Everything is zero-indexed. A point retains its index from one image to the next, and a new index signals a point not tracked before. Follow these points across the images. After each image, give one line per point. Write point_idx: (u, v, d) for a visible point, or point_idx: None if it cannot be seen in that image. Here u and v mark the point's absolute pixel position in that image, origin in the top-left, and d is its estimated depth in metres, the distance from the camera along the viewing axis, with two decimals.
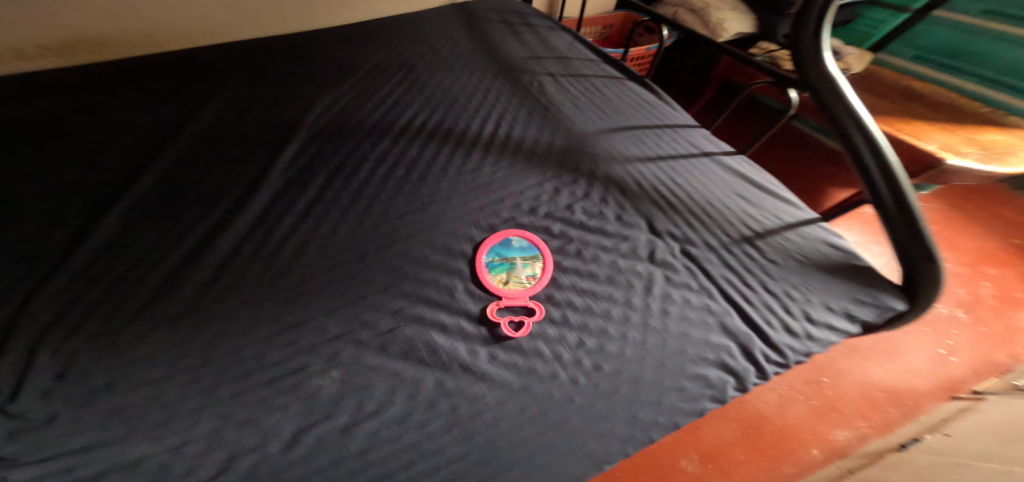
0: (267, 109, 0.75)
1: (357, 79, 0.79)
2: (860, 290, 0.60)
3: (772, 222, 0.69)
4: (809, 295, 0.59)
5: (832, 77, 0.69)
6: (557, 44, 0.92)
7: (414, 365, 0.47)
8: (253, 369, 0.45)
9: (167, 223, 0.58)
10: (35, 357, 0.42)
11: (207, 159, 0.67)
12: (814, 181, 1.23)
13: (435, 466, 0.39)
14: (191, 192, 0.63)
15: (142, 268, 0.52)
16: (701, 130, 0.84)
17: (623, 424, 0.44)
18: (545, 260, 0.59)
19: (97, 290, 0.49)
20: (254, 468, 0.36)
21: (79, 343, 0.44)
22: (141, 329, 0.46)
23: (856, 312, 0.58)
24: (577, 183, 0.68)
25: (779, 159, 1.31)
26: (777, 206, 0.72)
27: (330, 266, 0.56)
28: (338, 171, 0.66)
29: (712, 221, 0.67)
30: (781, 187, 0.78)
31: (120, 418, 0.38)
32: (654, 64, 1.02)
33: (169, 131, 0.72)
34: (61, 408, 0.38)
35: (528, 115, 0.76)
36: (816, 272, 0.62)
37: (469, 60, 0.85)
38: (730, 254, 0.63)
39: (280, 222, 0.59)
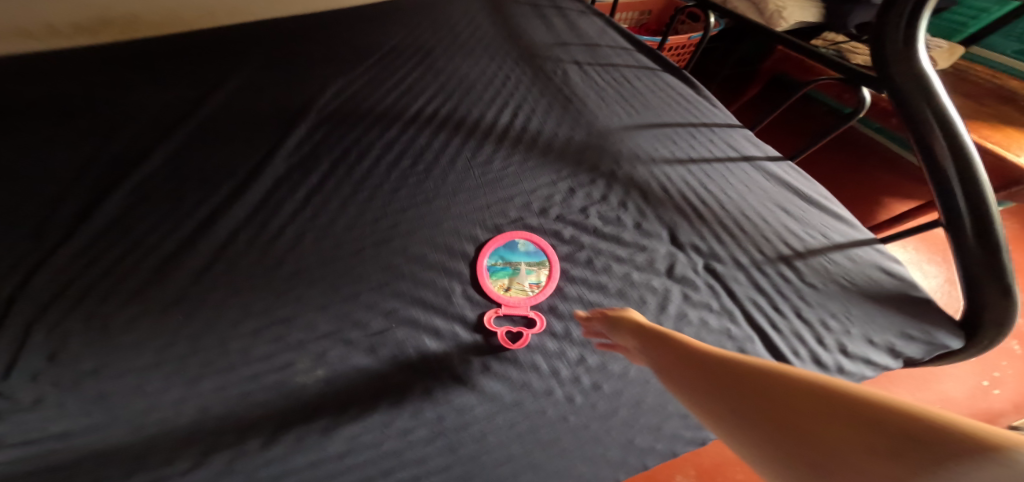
0: (271, 82, 0.69)
1: (374, 61, 0.74)
2: (909, 323, 0.53)
3: (816, 241, 0.60)
4: (848, 325, 0.52)
5: (921, 74, 0.56)
6: (587, 31, 0.84)
7: (403, 371, 0.45)
8: (238, 363, 0.43)
9: (164, 199, 0.54)
10: (31, 335, 0.41)
11: (203, 130, 0.62)
12: (869, 190, 1.10)
13: (415, 475, 0.39)
14: (190, 169, 0.57)
15: (124, 245, 0.49)
16: (743, 130, 0.74)
17: (617, 448, 0.45)
18: (552, 268, 0.54)
19: (78, 263, 0.47)
20: (229, 464, 0.36)
21: (73, 324, 0.43)
22: (131, 313, 0.44)
23: (901, 349, 0.51)
24: (595, 183, 0.62)
25: (832, 164, 1.17)
26: (826, 222, 0.63)
27: (325, 259, 0.52)
28: (343, 157, 0.61)
29: (745, 237, 0.59)
30: (832, 200, 0.67)
31: (104, 405, 0.38)
32: (695, 55, 0.91)
33: (168, 98, 0.66)
34: (48, 391, 0.38)
35: (548, 106, 0.70)
36: (861, 299, 0.55)
37: (490, 45, 0.79)
38: (761, 274, 0.55)
39: (280, 208, 0.55)
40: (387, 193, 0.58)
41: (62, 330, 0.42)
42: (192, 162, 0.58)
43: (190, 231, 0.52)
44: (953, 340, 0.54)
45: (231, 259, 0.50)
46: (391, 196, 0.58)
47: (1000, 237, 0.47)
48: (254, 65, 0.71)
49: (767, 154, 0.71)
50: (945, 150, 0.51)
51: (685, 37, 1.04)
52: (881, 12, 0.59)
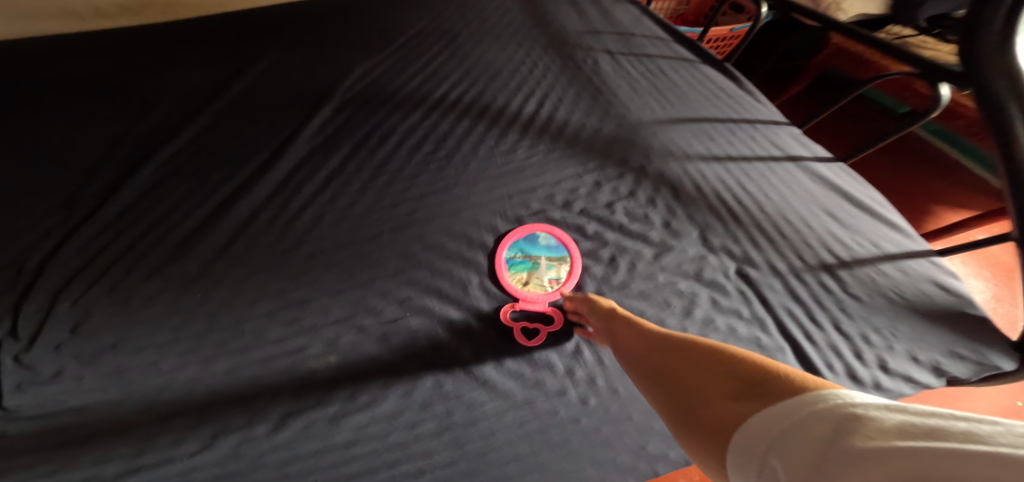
0: (290, 56, 0.66)
1: (403, 42, 0.70)
2: (960, 342, 0.50)
3: (864, 251, 0.56)
4: (892, 341, 0.49)
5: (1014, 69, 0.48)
6: (621, 18, 0.80)
7: (415, 361, 0.47)
8: (251, 344, 0.46)
9: (179, 175, 0.54)
10: (55, 306, 0.44)
11: (219, 104, 0.60)
12: (922, 196, 1.01)
13: (420, 468, 0.42)
14: (210, 144, 0.57)
15: (141, 219, 0.50)
16: (789, 128, 0.69)
17: (627, 454, 0.45)
18: (574, 263, 0.53)
19: (95, 234, 0.48)
20: (237, 448, 0.40)
21: (96, 296, 0.45)
22: (151, 289, 0.47)
23: (947, 367, 0.49)
24: (623, 178, 0.59)
25: (883, 168, 1.07)
26: (878, 229, 0.59)
27: (342, 242, 0.52)
28: (364, 140, 0.60)
29: (784, 241, 0.56)
30: (888, 207, 0.62)
31: (119, 381, 0.41)
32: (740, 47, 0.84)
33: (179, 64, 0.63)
34: (69, 363, 0.42)
35: (577, 96, 0.67)
36: (907, 315, 0.51)
37: (518, 30, 0.75)
38: (799, 282, 0.53)
39: (299, 190, 0.55)
40: (406, 177, 0.57)
41: (86, 300, 0.45)
42: (214, 139, 0.57)
43: (211, 210, 0.52)
44: (1008, 362, 0.50)
45: (249, 239, 0.51)
46: (410, 183, 0.57)
47: None
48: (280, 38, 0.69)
49: (816, 154, 0.66)
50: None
51: (727, 29, 0.98)
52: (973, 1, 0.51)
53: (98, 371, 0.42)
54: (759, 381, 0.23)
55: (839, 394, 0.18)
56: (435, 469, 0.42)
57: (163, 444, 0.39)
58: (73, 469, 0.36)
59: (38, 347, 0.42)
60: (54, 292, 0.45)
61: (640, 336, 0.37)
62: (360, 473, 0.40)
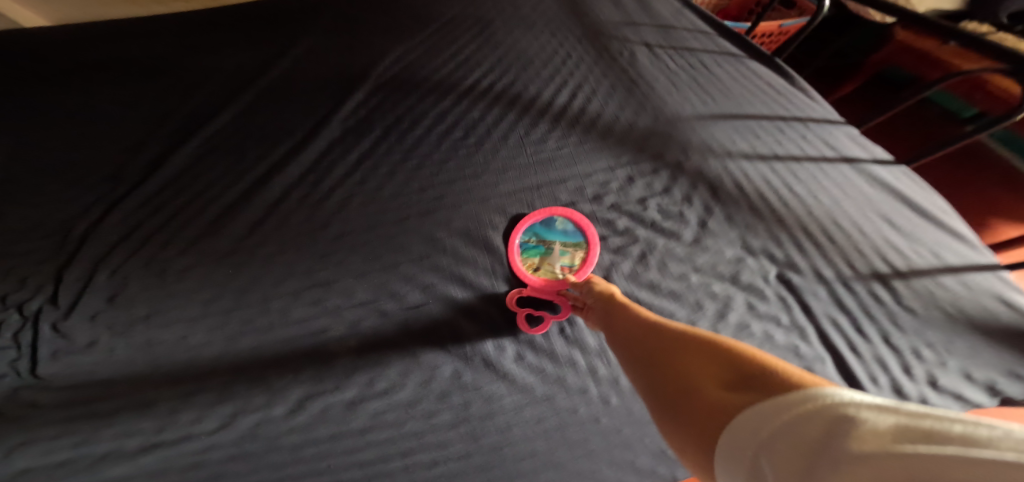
0: (329, 40, 0.66)
1: (434, 27, 0.70)
2: (1021, 362, 0.48)
3: (924, 261, 0.52)
4: (945, 357, 0.47)
5: None
6: (661, 8, 0.76)
7: (435, 350, 0.48)
8: (277, 323, 0.48)
9: (211, 152, 0.55)
10: (96, 277, 0.47)
11: (253, 84, 0.60)
12: (976, 210, 0.95)
13: (434, 460, 0.43)
14: (242, 124, 0.57)
15: (173, 196, 0.51)
16: (847, 128, 0.65)
17: (647, 456, 0.44)
18: (589, 252, 0.51)
19: (130, 209, 0.50)
20: (257, 426, 0.43)
21: (133, 268, 0.48)
22: (185, 264, 0.49)
23: (1003, 387, 0.47)
24: (658, 173, 0.57)
25: (936, 177, 1.00)
26: (939, 238, 0.55)
27: (368, 225, 0.53)
28: (395, 124, 0.59)
29: (834, 247, 0.52)
30: (952, 215, 0.58)
31: (149, 354, 0.45)
32: (795, 40, 0.79)
33: (213, 41, 0.63)
34: (102, 334, 0.46)
35: (612, 89, 0.65)
36: (965, 332, 0.49)
37: (554, 19, 0.73)
38: (847, 291, 0.50)
39: (330, 172, 0.55)
40: (433, 164, 0.57)
41: (122, 273, 0.48)
42: (250, 118, 0.58)
43: (241, 193, 0.53)
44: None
45: (279, 219, 0.52)
46: (437, 169, 0.56)
47: None
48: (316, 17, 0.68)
49: (874, 156, 0.62)
50: None
51: (778, 24, 0.94)
52: None
53: (128, 344, 0.46)
54: (758, 373, 0.18)
55: (836, 392, 0.14)
56: (449, 461, 0.43)
57: (185, 421, 0.43)
58: (96, 441, 0.41)
59: (75, 316, 0.46)
60: (94, 263, 0.48)
61: (629, 318, 0.32)
62: (376, 460, 0.43)
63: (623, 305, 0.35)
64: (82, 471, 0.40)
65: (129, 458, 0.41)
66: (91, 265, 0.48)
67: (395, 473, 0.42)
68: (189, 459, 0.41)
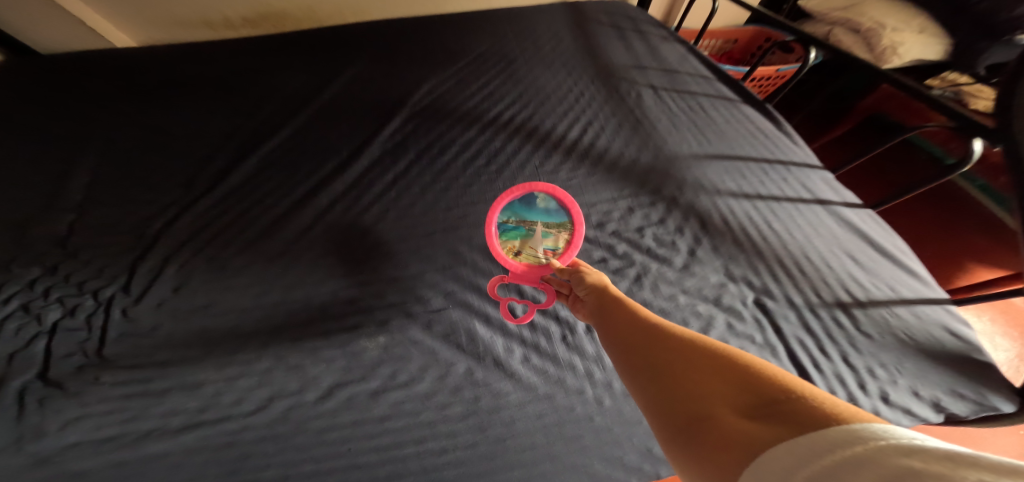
0: (378, 77, 0.78)
1: (462, 65, 0.81)
2: (964, 383, 0.55)
3: (882, 293, 0.60)
4: (896, 376, 0.54)
5: None
6: (667, 55, 0.86)
7: (452, 349, 0.55)
8: (318, 318, 0.56)
9: (266, 169, 0.66)
10: (165, 269, 0.57)
11: (310, 113, 0.71)
12: (951, 253, 1.03)
13: (443, 447, 0.49)
14: (298, 147, 0.68)
15: (237, 206, 0.62)
16: (824, 173, 0.74)
17: (635, 454, 0.50)
18: (569, 233, 0.54)
19: (191, 217, 0.61)
20: (289, 410, 0.50)
21: (196, 264, 0.58)
22: (241, 262, 0.59)
23: (947, 405, 0.53)
24: (655, 206, 0.64)
25: (913, 220, 1.09)
26: (896, 274, 0.63)
27: (401, 237, 0.62)
28: (426, 149, 0.69)
29: (804, 277, 0.60)
30: (910, 256, 0.67)
31: (204, 340, 0.54)
32: (790, 83, 0.94)
33: (278, 79, 0.76)
34: (163, 321, 0.55)
35: (619, 126, 0.73)
36: (915, 355, 0.55)
37: (570, 60, 0.83)
38: (814, 317, 0.57)
39: (369, 189, 0.65)
40: (458, 187, 0.66)
41: (189, 267, 0.58)
42: (302, 139, 0.69)
43: (290, 204, 0.63)
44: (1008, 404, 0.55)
45: (324, 227, 0.62)
46: (463, 192, 0.65)
47: None
48: (366, 57, 0.81)
49: (844, 199, 0.71)
50: None
51: (773, 70, 1.06)
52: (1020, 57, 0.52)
53: (188, 328, 0.55)
54: (777, 401, 0.19)
55: (889, 430, 0.14)
56: (457, 449, 0.49)
57: (227, 404, 0.50)
58: (144, 418, 0.48)
59: (142, 304, 0.56)
60: (164, 258, 0.58)
61: (637, 328, 0.33)
62: (391, 445, 0.49)
63: (632, 315, 0.35)
64: (128, 445, 0.46)
65: (172, 433, 0.47)
66: (163, 259, 0.58)
67: (407, 457, 0.48)
68: (225, 438, 0.48)
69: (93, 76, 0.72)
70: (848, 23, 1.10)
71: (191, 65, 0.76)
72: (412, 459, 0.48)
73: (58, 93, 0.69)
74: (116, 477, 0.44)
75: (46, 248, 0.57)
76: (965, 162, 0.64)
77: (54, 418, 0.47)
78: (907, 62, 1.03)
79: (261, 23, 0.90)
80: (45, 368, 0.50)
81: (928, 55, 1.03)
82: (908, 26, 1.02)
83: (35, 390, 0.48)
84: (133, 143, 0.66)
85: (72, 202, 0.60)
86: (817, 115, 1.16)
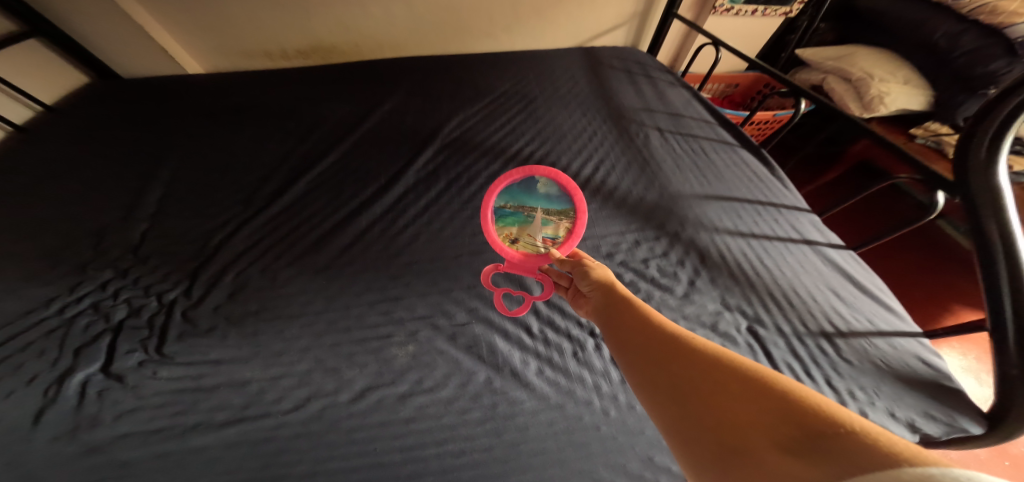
0: (416, 114, 0.91)
1: (487, 103, 0.94)
2: (935, 406, 0.59)
3: (862, 325, 0.67)
4: (874, 398, 0.59)
5: (999, 187, 0.58)
6: (673, 100, 1.01)
7: (473, 359, 0.62)
8: (354, 326, 0.64)
9: (323, 192, 0.78)
10: (224, 277, 0.67)
11: (359, 145, 0.85)
12: (933, 293, 1.11)
13: (461, 449, 0.53)
14: (347, 174, 0.81)
15: (298, 224, 0.74)
16: (811, 216, 0.83)
17: (637, 462, 0.54)
18: (568, 219, 0.60)
19: (253, 232, 0.72)
20: (324, 409, 0.56)
21: (252, 273, 0.68)
22: (291, 273, 0.69)
23: (921, 425, 0.57)
24: (659, 240, 0.73)
25: (892, 262, 1.19)
26: (875, 310, 0.70)
27: (431, 257, 0.72)
28: (455, 180, 0.81)
29: (792, 309, 0.67)
30: (887, 293, 0.75)
31: (253, 342, 0.61)
32: (784, 129, 1.03)
33: (334, 115, 0.91)
34: (218, 323, 0.63)
35: (627, 166, 0.84)
36: (891, 380, 0.61)
37: (583, 99, 0.97)
38: (801, 344, 0.63)
39: (405, 212, 0.76)
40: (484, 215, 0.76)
41: (242, 277, 0.68)
42: (345, 165, 0.82)
43: (335, 222, 0.75)
44: (975, 426, 0.59)
45: (365, 244, 0.72)
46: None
47: None
48: (404, 93, 0.95)
49: (829, 240, 0.80)
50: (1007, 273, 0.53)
51: (771, 115, 1.18)
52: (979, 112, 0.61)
53: (241, 332, 0.62)
54: (822, 436, 0.22)
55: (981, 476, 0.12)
56: (474, 451, 0.53)
57: (268, 401, 0.56)
58: (192, 413, 0.54)
59: (199, 308, 0.64)
60: (222, 267, 0.68)
61: (673, 349, 0.36)
62: (414, 445, 0.53)
63: (665, 334, 0.38)
64: (176, 436, 0.52)
65: (215, 427, 0.53)
66: (221, 268, 0.68)
67: (428, 457, 0.52)
68: (262, 434, 0.52)
69: (181, 109, 0.89)
70: (840, 72, 1.20)
71: (262, 102, 0.92)
72: (431, 460, 0.52)
73: (153, 124, 0.86)
74: (160, 467, 0.49)
75: (119, 255, 0.68)
76: (934, 210, 0.73)
77: (110, 409, 0.53)
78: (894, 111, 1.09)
79: (311, 53, 1.11)
80: (108, 362, 0.57)
81: (912, 105, 1.07)
82: (893, 78, 1.09)
83: (96, 382, 0.55)
84: (210, 168, 0.80)
85: (145, 214, 0.73)
86: (808, 160, 1.29)
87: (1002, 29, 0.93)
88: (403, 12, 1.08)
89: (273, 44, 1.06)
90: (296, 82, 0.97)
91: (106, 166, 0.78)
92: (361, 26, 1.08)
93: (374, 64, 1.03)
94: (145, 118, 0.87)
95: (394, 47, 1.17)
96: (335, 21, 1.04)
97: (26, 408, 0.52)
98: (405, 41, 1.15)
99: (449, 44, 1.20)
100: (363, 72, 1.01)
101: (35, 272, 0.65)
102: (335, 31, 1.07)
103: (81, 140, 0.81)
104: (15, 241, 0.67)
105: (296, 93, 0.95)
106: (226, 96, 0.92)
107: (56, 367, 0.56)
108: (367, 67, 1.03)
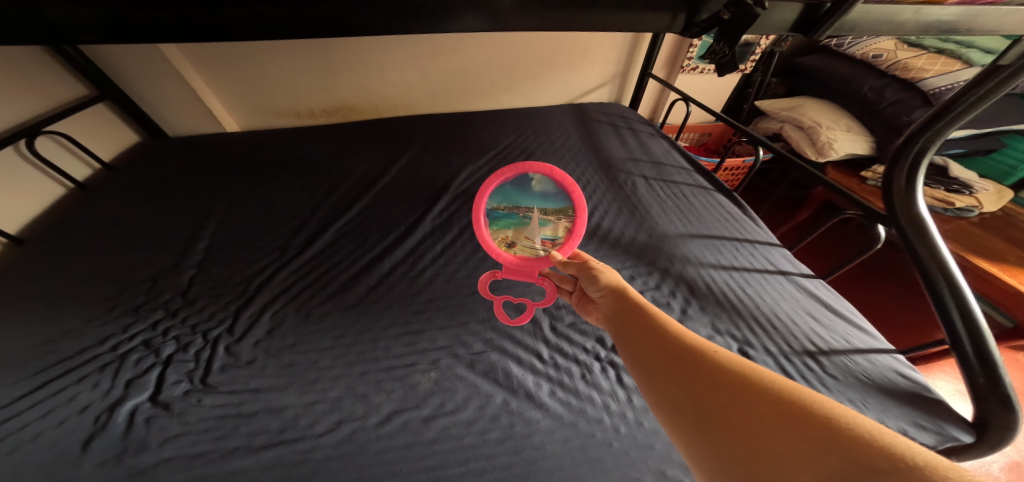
0: (430, 171, 1.12)
1: (490, 158, 1.17)
2: (924, 416, 0.64)
3: (841, 344, 0.75)
4: (865, 410, 0.65)
5: (921, 217, 0.70)
6: (654, 150, 1.23)
7: (491, 383, 0.69)
8: (382, 356, 0.72)
9: (358, 240, 0.94)
10: (264, 314, 0.76)
11: (385, 197, 1.04)
12: (913, 318, 1.21)
13: (484, 467, 0.58)
14: (375, 222, 0.98)
15: (333, 266, 0.87)
16: (782, 250, 0.95)
17: (652, 476, 0.59)
18: (579, 219, 0.72)
19: (295, 274, 0.85)
20: (354, 432, 0.61)
21: (289, 310, 0.78)
22: (326, 308, 0.79)
23: (914, 434, 0.62)
24: (651, 274, 0.86)
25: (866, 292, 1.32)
26: (850, 330, 0.79)
27: (449, 294, 0.84)
28: (468, 226, 0.99)
29: (775, 331, 0.76)
30: (858, 315, 0.84)
31: (287, 372, 0.68)
32: (747, 177, 1.16)
33: (367, 174, 1.10)
34: (258, 356, 0.70)
35: (618, 210, 1.01)
36: (877, 393, 0.67)
37: (577, 153, 1.19)
38: (788, 361, 0.71)
39: (425, 255, 0.91)
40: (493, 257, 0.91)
41: (280, 314, 0.77)
42: (370, 212, 1.00)
43: (365, 262, 0.89)
44: (965, 435, 0.63)
45: (390, 283, 0.85)
46: (495, 262, 0.90)
47: (998, 358, 0.57)
48: (418, 150, 1.18)
49: (800, 271, 0.91)
50: (951, 295, 0.62)
51: (739, 163, 1.40)
52: (891, 162, 0.74)
53: (277, 362, 0.69)
54: (881, 471, 0.26)
55: None
56: (495, 469, 0.58)
57: (302, 427, 0.61)
58: (230, 438, 0.58)
59: (238, 343, 0.71)
60: (261, 306, 0.78)
61: (708, 382, 0.39)
62: (438, 465, 0.58)
63: (693, 366, 0.42)
64: (215, 460, 0.55)
65: (253, 451, 0.57)
66: (260, 307, 0.77)
67: (451, 476, 0.57)
68: (297, 457, 0.57)
69: (230, 171, 1.06)
70: (794, 121, 1.38)
71: (303, 162, 1.11)
72: (455, 479, 0.56)
73: (206, 185, 1.02)
74: None
75: (169, 297, 0.77)
76: (877, 242, 0.86)
77: (156, 435, 0.57)
78: (844, 155, 1.24)
79: (335, 113, 1.32)
80: (155, 392, 0.63)
81: (858, 150, 1.23)
82: (837, 126, 1.26)
83: (144, 410, 0.60)
84: (256, 221, 0.95)
85: (193, 261, 0.84)
86: (779, 205, 1.47)
87: (917, 82, 1.12)
88: (418, 82, 1.30)
89: (302, 105, 1.26)
90: (334, 143, 1.19)
91: (166, 221, 0.92)
92: (381, 91, 1.29)
93: (395, 128, 1.26)
94: (200, 181, 1.03)
95: (407, 110, 1.38)
96: (361, 89, 1.27)
97: (75, 436, 0.56)
98: (417, 105, 1.38)
99: (454, 106, 1.42)
100: (386, 135, 1.23)
101: (91, 315, 0.72)
102: (361, 94, 1.28)
103: (144, 200, 0.96)
104: (76, 286, 0.76)
105: (336, 153, 1.15)
106: (273, 160, 1.11)
107: (107, 397, 0.61)
108: (389, 131, 1.24)
